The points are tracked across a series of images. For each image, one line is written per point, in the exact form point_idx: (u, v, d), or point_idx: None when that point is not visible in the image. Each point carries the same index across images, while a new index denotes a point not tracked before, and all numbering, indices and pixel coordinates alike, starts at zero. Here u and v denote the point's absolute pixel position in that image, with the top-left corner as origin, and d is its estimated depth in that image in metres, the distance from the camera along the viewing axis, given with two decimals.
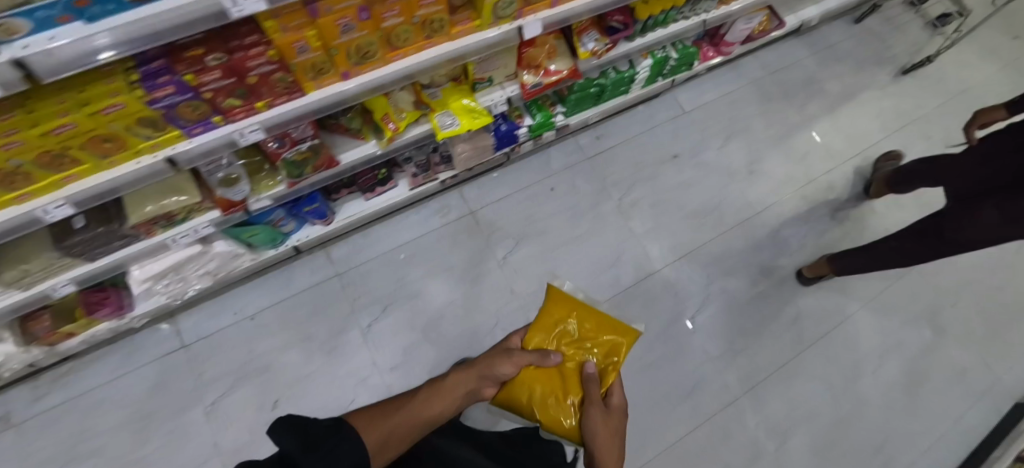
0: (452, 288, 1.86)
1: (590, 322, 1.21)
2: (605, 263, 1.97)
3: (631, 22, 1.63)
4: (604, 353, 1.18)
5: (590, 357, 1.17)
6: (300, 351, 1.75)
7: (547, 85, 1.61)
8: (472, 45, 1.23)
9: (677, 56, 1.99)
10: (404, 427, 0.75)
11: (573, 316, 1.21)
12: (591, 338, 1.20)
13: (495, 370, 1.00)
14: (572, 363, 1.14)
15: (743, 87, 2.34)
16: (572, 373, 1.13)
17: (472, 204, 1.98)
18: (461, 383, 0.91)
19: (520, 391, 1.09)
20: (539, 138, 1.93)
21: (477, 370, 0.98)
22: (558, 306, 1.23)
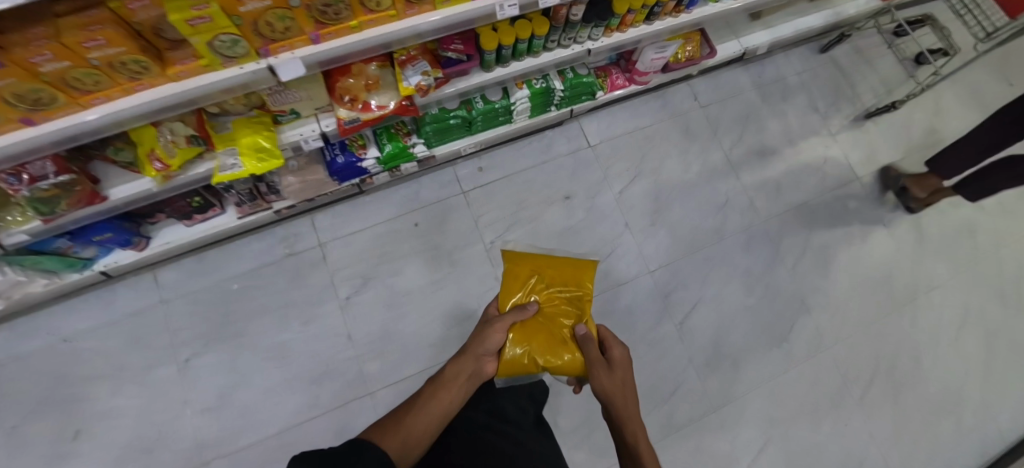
0: (285, 327, 1.71)
1: (552, 270, 1.29)
2: (462, 314, 1.79)
3: (473, 53, 1.38)
4: (572, 293, 1.26)
5: (565, 304, 1.25)
6: (112, 381, 1.63)
7: (368, 121, 1.37)
8: (204, 86, 1.03)
9: (565, 86, 1.71)
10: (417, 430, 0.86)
11: (538, 270, 1.28)
12: (559, 285, 1.28)
13: (487, 345, 1.11)
14: (551, 309, 1.24)
15: (662, 121, 2.07)
16: (552, 318, 1.23)
17: (323, 234, 1.79)
18: (467, 369, 1.04)
19: (516, 356, 1.13)
20: (394, 169, 1.72)
21: (481, 347, 1.10)
22: (522, 263, 1.30)
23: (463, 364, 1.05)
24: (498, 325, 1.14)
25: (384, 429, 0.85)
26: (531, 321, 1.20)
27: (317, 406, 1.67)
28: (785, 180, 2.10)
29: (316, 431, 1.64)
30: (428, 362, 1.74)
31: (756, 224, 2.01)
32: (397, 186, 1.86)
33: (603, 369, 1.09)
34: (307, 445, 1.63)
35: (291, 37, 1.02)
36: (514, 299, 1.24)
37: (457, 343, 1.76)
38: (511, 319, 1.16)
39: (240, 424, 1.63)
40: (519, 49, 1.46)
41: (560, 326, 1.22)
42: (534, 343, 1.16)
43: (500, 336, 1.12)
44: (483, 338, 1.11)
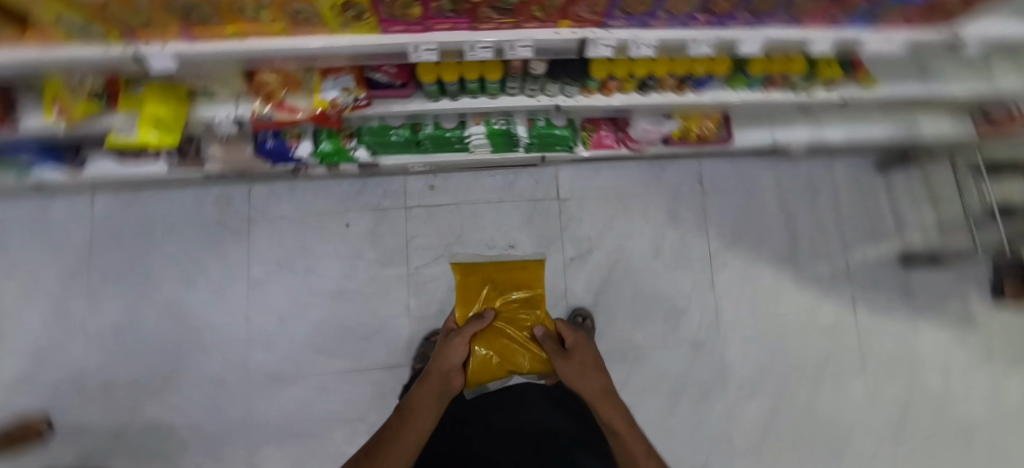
0: (189, 286, 1.71)
1: (502, 280, 1.50)
2: (359, 331, 1.69)
3: (410, 85, 1.23)
4: (524, 296, 1.47)
5: (518, 306, 1.46)
6: (28, 283, 1.71)
7: (282, 122, 1.23)
8: (68, 62, 0.80)
9: (531, 134, 1.48)
10: (422, 414, 1.26)
11: (488, 282, 1.49)
12: (507, 292, 1.48)
13: (452, 361, 1.35)
14: (505, 314, 1.46)
15: (649, 195, 1.81)
16: (507, 319, 1.45)
17: (253, 206, 1.73)
18: (435, 393, 1.30)
19: (480, 361, 1.39)
20: (332, 164, 1.60)
21: (449, 364, 1.34)
22: (474, 277, 1.51)
23: (434, 386, 1.31)
24: (456, 342, 1.37)
25: (401, 423, 1.24)
26: (489, 328, 1.43)
27: (196, 371, 1.68)
28: (767, 304, 1.81)
29: (188, 394, 1.67)
30: (310, 367, 1.68)
31: (711, 340, 1.77)
32: (341, 180, 1.74)
33: (562, 358, 1.38)
34: (176, 403, 1.67)
35: (166, 26, 0.79)
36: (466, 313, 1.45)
37: (343, 359, 1.68)
38: (467, 334, 1.38)
39: (124, 362, 1.68)
40: (471, 87, 1.23)
41: (516, 326, 1.45)
42: (493, 346, 1.41)
43: (461, 350, 1.36)
44: (449, 356, 1.35)
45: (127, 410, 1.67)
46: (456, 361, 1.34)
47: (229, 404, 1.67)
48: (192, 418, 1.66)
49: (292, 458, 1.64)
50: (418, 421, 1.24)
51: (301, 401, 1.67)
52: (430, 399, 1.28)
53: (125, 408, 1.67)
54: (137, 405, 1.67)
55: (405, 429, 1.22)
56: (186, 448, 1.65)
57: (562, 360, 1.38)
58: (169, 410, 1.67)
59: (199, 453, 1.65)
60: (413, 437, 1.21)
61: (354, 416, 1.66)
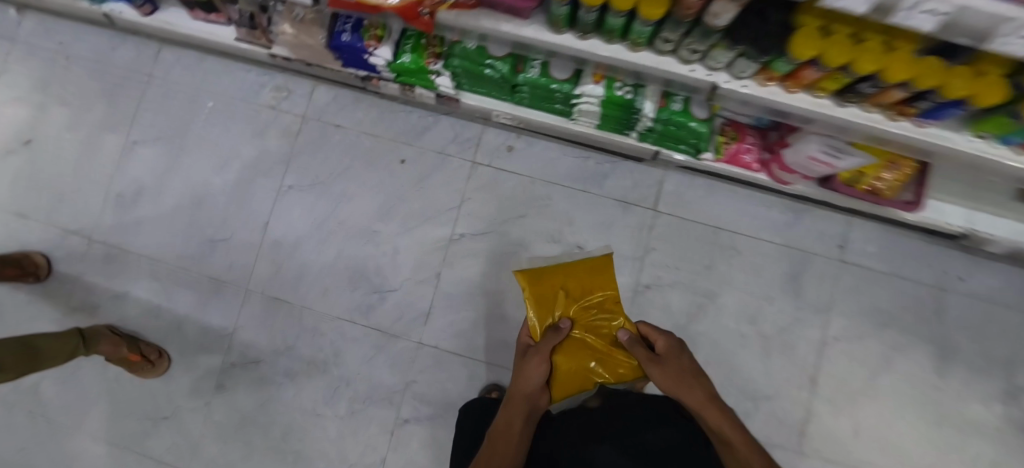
0: (217, 173, 1.51)
1: (576, 281, 1.09)
2: (375, 284, 1.43)
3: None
4: (604, 296, 1.08)
5: (595, 309, 1.07)
6: (74, 117, 1.60)
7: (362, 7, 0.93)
8: None
9: (659, 117, 1.10)
10: (510, 444, 0.86)
11: (562, 281, 1.08)
12: (586, 294, 1.08)
13: (531, 380, 0.98)
14: (585, 323, 1.06)
15: (770, 244, 1.40)
16: (590, 330, 1.06)
17: (309, 107, 1.50)
18: (514, 414, 0.92)
19: (565, 376, 1.03)
20: (407, 86, 1.31)
21: (529, 385, 0.98)
22: (544, 278, 1.10)
23: (517, 408, 0.93)
24: (532, 359, 1.00)
25: (483, 457, 0.84)
26: (569, 338, 1.05)
27: (197, 265, 1.49)
28: (882, 432, 1.35)
29: (183, 286, 1.50)
30: (310, 305, 1.44)
31: (790, 451, 1.33)
32: (411, 108, 1.47)
33: (657, 366, 0.96)
34: (168, 291, 1.50)
35: None
36: (535, 321, 1.06)
37: (348, 309, 1.43)
38: (547, 348, 1.00)
39: (135, 229, 1.54)
40: (610, 24, 0.87)
41: (601, 337, 1.06)
42: (579, 359, 1.04)
43: (542, 368, 0.99)
44: (528, 376, 0.98)
45: (121, 280, 1.52)
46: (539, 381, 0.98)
47: (217, 312, 1.47)
48: (179, 312, 1.49)
49: (262, 395, 1.43)
50: (500, 446, 0.85)
51: (289, 337, 1.44)
52: (513, 420, 0.90)
53: (120, 277, 1.52)
54: (133, 278, 1.52)
55: (487, 464, 0.82)
56: (164, 342, 1.48)
57: (658, 369, 0.95)
58: (160, 296, 1.51)
59: (174, 353, 1.48)
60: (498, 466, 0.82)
61: (339, 376, 1.41)
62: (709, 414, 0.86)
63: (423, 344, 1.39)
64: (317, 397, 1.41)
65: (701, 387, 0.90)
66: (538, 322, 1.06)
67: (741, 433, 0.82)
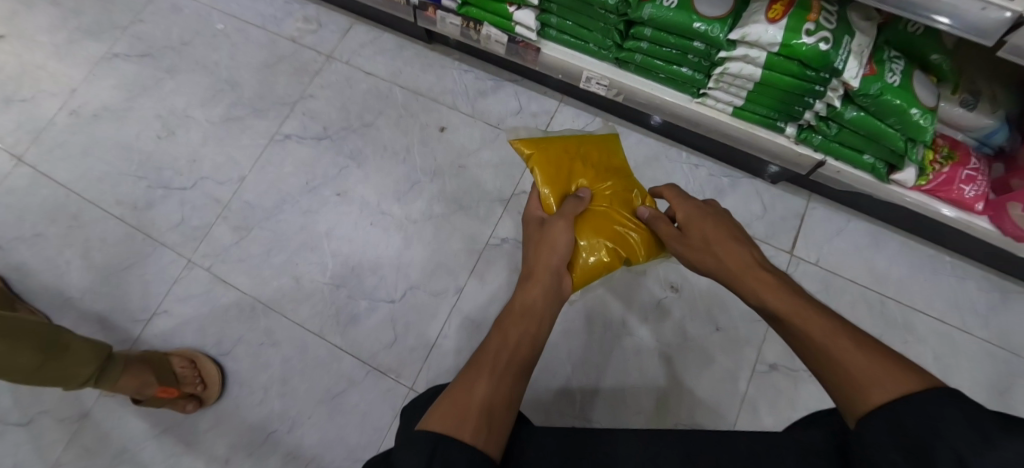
0: (204, 105, 1.15)
1: (597, 149, 0.75)
2: (367, 285, 0.98)
3: None
4: (622, 168, 0.75)
5: (616, 180, 0.73)
6: (60, 17, 1.29)
7: None
8: None
9: (865, 91, 0.70)
10: (522, 340, 0.48)
11: (578, 146, 0.73)
12: (610, 169, 0.74)
13: (553, 257, 0.59)
14: (608, 196, 0.71)
15: (969, 336, 0.91)
16: (618, 203, 0.70)
17: (339, 46, 1.16)
18: (519, 302, 0.53)
19: (588, 258, 0.65)
20: (472, 21, 0.96)
21: (551, 260, 0.59)
22: (553, 144, 0.73)
23: (531, 288, 0.55)
24: (548, 230, 0.62)
25: (470, 364, 0.45)
26: (591, 213, 0.69)
27: (135, 215, 1.08)
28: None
29: (107, 239, 1.07)
30: (266, 297, 0.99)
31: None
32: (467, 67, 1.11)
33: (683, 239, 0.58)
34: (85, 243, 1.07)
35: None
36: (546, 191, 0.68)
37: (320, 313, 0.97)
38: (569, 217, 0.63)
39: (73, 156, 1.15)
40: None
41: (623, 207, 0.69)
42: (606, 236, 0.66)
43: (566, 240, 0.61)
44: (543, 251, 0.60)
45: (29, 216, 1.10)
46: (565, 254, 0.60)
47: (139, 283, 1.03)
48: (87, 274, 1.05)
49: (162, 419, 0.94)
50: (498, 357, 0.46)
51: (226, 338, 0.98)
52: (526, 313, 0.52)
53: (30, 215, 1.10)
54: (45, 217, 1.10)
55: (472, 381, 0.43)
56: (50, 312, 1.02)
57: (683, 243, 0.58)
58: (70, 246, 1.07)
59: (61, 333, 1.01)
60: (493, 385, 0.43)
61: (281, 413, 0.92)
62: (748, 278, 0.48)
63: (415, 388, 0.91)
64: (240, 437, 0.92)
65: (755, 252, 0.52)
66: (550, 193, 0.68)
67: (811, 302, 0.42)
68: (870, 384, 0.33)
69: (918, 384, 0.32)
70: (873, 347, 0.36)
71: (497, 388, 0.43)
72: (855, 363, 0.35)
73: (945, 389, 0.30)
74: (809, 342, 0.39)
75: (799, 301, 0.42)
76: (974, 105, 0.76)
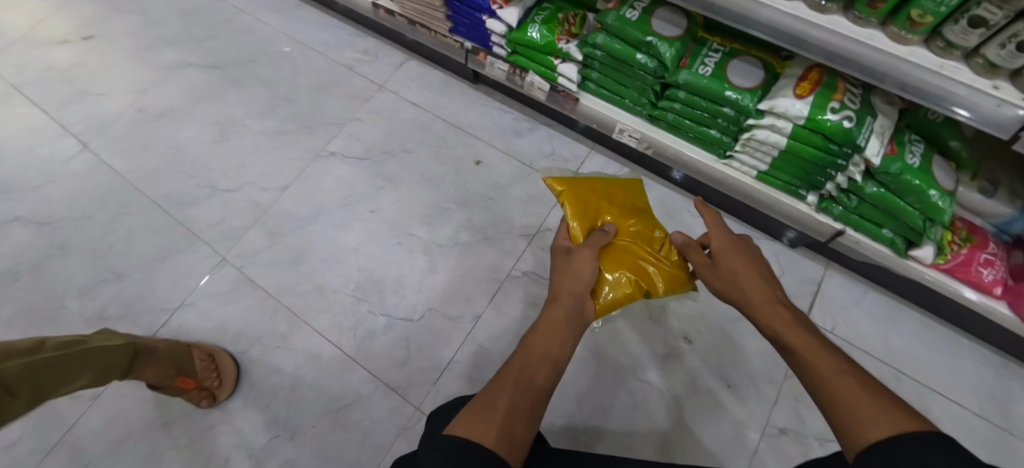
0: (260, 116, 1.24)
1: (621, 193, 0.82)
2: (387, 302, 1.01)
3: None
4: (646, 210, 0.82)
5: (641, 219, 0.79)
6: (146, 25, 1.43)
7: None
8: None
9: (885, 169, 0.73)
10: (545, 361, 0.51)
11: (604, 187, 0.81)
12: (632, 211, 0.80)
13: (579, 285, 0.64)
14: (631, 233, 0.76)
15: (988, 423, 0.89)
16: (640, 240, 0.76)
17: (391, 77, 1.25)
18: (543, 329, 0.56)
19: (611, 291, 0.69)
20: (518, 68, 1.04)
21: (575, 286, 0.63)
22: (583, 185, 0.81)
23: (557, 309, 0.60)
24: (573, 258, 0.68)
25: (497, 378, 0.48)
26: (613, 248, 0.74)
27: (180, 210, 1.14)
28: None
29: (150, 228, 1.13)
30: (290, 300, 1.02)
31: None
32: (507, 109, 1.19)
33: (711, 267, 0.61)
34: (128, 230, 1.13)
35: None
36: (574, 224, 0.74)
37: (339, 322, 1.00)
38: (594, 247, 0.69)
39: (133, 149, 1.23)
40: None
41: (645, 243, 0.75)
42: (630, 267, 0.72)
43: (590, 269, 0.66)
44: (569, 280, 0.65)
45: (83, 199, 1.17)
46: (589, 282, 0.65)
47: (172, 273, 1.07)
48: (126, 260, 1.10)
49: (170, 410, 0.95)
50: (520, 375, 0.48)
51: (245, 337, 1.00)
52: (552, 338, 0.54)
53: (84, 198, 1.17)
54: (96, 202, 1.17)
55: (494, 396, 0.45)
56: (84, 291, 1.06)
57: (710, 271, 0.60)
58: (114, 232, 1.13)
59: (90, 311, 1.05)
60: (516, 399, 0.45)
61: (287, 418, 0.93)
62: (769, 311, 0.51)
63: (422, 409, 0.92)
64: (243, 438, 0.92)
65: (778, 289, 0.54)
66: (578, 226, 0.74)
67: (826, 344, 0.44)
68: (869, 424, 0.35)
69: (918, 427, 0.33)
70: (879, 392, 0.37)
71: (520, 405, 0.45)
72: (858, 399, 0.37)
73: (941, 435, 0.32)
74: (815, 377, 0.41)
75: (812, 338, 0.45)
76: (992, 193, 0.80)
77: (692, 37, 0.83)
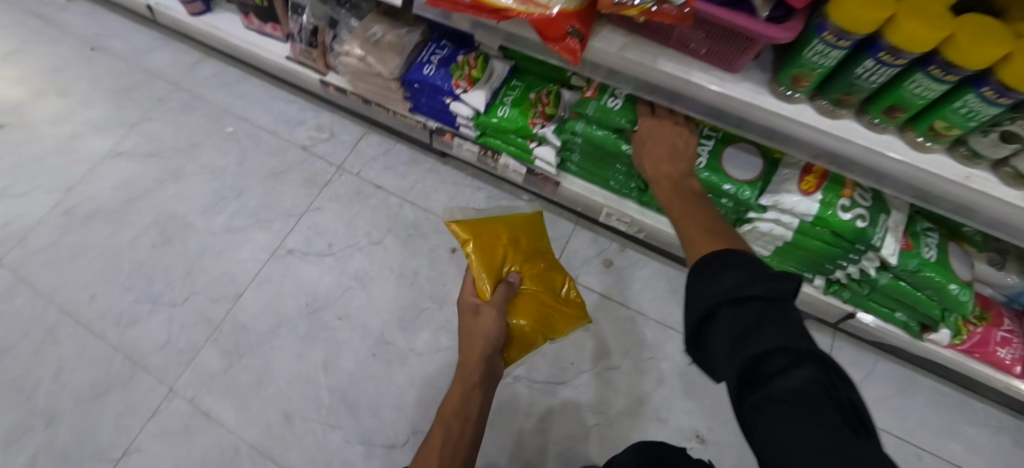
0: (204, 211, 1.11)
1: (523, 235, 0.91)
2: (366, 427, 0.90)
3: (814, 24, 0.49)
4: (540, 250, 0.92)
5: (540, 263, 0.90)
6: (66, 108, 1.27)
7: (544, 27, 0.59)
8: None
9: (902, 266, 0.68)
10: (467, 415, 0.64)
11: (507, 234, 0.87)
12: (534, 254, 0.91)
13: (492, 333, 0.73)
14: (533, 277, 0.87)
15: None
16: (542, 285, 0.87)
17: (350, 156, 1.14)
18: (459, 388, 0.67)
19: (517, 336, 0.82)
20: (490, 150, 0.94)
21: (485, 349, 0.71)
22: (485, 229, 0.86)
23: (471, 370, 0.69)
24: (481, 318, 0.75)
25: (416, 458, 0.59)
26: (519, 296, 0.84)
27: (116, 334, 1.00)
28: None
29: (82, 359, 0.98)
30: (253, 435, 0.90)
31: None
32: (480, 184, 1.10)
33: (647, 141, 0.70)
34: (56, 363, 0.98)
35: None
36: (483, 281, 0.80)
37: (311, 457, 0.88)
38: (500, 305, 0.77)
39: (55, 262, 1.08)
40: (915, 81, 0.49)
41: (547, 289, 0.87)
42: (535, 315, 0.83)
43: (498, 323, 0.75)
44: (478, 335, 0.73)
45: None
46: (496, 341, 0.73)
47: (112, 414, 0.93)
48: (55, 401, 0.95)
49: None
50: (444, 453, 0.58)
51: None
52: (468, 396, 0.66)
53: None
54: (15, 332, 1.01)
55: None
56: (5, 448, 0.91)
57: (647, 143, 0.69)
58: (39, 368, 0.97)
59: None
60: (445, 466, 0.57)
61: None
62: (662, 179, 0.66)
63: None
64: None
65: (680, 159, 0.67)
66: (485, 282, 0.80)
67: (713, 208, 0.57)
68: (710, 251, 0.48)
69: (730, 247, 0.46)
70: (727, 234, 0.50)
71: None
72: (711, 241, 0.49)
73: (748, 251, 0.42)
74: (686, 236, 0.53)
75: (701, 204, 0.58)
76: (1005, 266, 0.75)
77: None
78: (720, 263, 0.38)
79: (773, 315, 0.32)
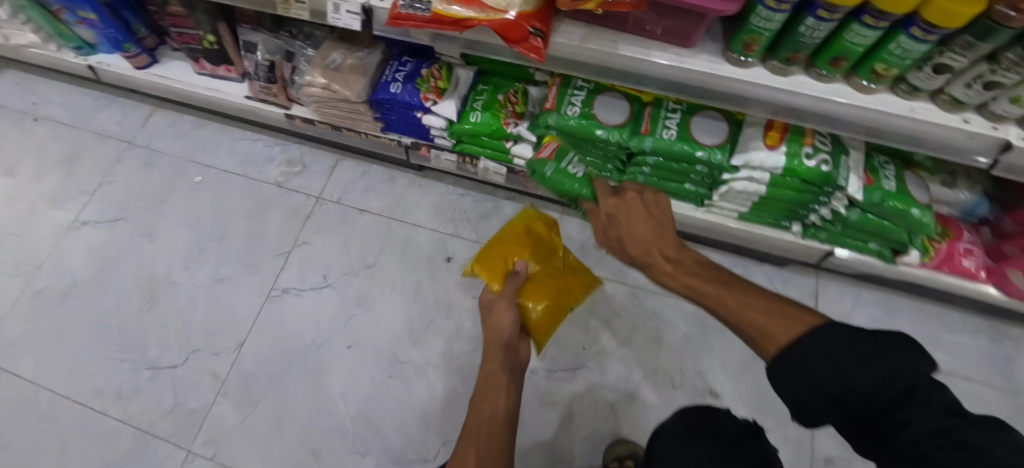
0: (187, 265, 1.09)
1: (524, 230, 0.95)
2: (394, 447, 0.91)
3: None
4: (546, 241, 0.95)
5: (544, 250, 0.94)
6: (18, 186, 1.22)
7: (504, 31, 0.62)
8: None
9: (867, 200, 0.73)
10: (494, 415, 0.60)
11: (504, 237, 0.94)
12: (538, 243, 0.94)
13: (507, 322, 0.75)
14: (541, 266, 0.90)
15: (997, 391, 0.93)
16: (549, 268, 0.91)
17: (328, 186, 1.14)
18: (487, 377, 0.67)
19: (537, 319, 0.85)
20: (469, 156, 0.96)
21: (501, 337, 0.74)
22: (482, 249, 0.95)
23: (493, 360, 0.71)
24: (494, 309, 0.79)
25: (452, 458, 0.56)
26: (530, 282, 0.88)
27: (119, 406, 0.97)
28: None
29: (87, 438, 0.95)
30: None
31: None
32: (462, 191, 1.12)
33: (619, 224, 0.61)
34: (59, 448, 0.94)
35: None
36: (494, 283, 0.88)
37: None
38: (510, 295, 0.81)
39: (38, 344, 1.04)
40: (852, 32, 0.54)
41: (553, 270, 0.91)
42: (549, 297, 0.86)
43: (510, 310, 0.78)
44: (495, 324, 0.75)
45: None
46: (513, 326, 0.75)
47: None
48: None
49: None
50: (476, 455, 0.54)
51: None
52: (494, 381, 0.66)
53: None
54: (9, 424, 0.97)
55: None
56: None
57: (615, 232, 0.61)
58: (41, 457, 0.94)
59: None
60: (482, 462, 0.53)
61: None
62: (659, 268, 0.54)
63: None
64: None
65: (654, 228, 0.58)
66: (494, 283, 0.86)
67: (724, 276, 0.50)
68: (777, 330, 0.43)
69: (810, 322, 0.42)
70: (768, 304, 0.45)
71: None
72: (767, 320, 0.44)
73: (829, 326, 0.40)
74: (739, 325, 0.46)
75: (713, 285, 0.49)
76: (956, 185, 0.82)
77: (645, 104, 0.79)
78: (821, 351, 0.39)
79: (885, 373, 0.36)
